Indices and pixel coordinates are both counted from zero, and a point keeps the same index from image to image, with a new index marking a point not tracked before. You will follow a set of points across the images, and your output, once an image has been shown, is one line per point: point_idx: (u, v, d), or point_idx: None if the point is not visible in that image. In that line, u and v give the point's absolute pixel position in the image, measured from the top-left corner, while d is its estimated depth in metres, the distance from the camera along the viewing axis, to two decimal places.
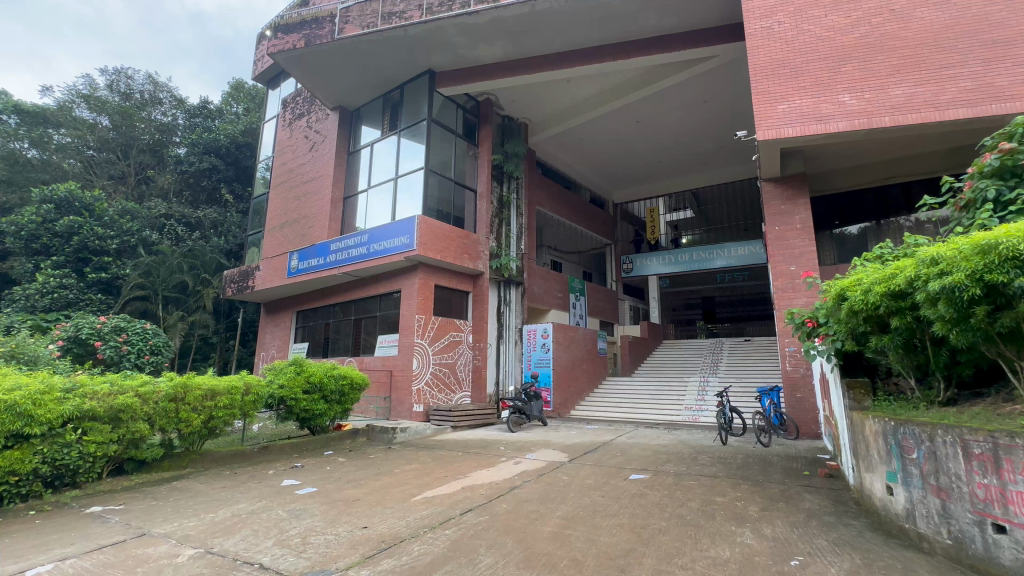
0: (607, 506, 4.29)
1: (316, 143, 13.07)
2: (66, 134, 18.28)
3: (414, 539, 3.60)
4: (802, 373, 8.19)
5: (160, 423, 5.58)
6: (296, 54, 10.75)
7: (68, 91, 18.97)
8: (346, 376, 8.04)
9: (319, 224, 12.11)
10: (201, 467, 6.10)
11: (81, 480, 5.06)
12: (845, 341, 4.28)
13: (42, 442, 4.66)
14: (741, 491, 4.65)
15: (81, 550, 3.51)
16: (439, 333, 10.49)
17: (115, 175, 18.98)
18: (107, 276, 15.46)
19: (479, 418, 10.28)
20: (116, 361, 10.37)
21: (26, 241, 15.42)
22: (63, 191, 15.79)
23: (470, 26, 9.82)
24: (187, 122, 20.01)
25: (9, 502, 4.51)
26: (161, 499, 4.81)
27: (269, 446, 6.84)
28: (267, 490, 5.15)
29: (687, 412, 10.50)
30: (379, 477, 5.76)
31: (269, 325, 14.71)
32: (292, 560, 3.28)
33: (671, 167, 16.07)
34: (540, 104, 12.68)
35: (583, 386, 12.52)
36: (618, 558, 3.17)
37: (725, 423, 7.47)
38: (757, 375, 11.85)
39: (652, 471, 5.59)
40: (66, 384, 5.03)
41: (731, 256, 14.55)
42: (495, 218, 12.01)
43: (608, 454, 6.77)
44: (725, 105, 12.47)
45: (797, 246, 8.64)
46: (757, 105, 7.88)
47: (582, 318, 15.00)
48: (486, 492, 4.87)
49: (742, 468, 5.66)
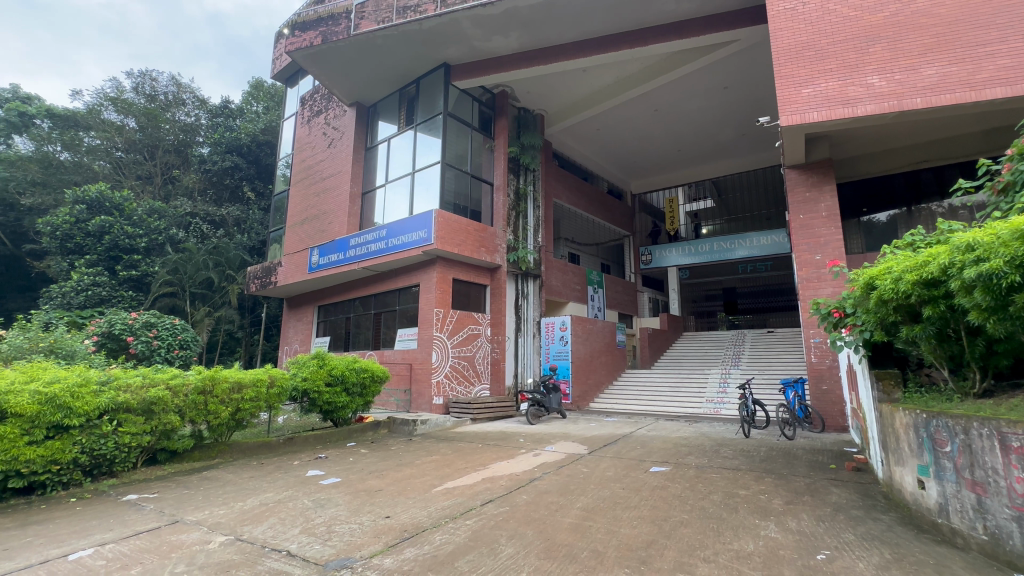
0: (628, 498, 4.28)
1: (334, 140, 13.21)
2: (95, 136, 18.80)
3: (436, 529, 3.65)
4: (828, 365, 7.98)
5: (190, 415, 5.78)
6: (313, 51, 10.89)
7: (96, 94, 19.44)
8: (366, 369, 8.17)
9: (338, 220, 12.27)
10: (229, 458, 6.29)
11: (117, 470, 5.27)
12: (874, 331, 4.14)
13: (80, 433, 4.85)
14: (765, 484, 4.56)
15: (120, 535, 3.66)
16: (458, 326, 10.56)
17: (143, 175, 19.48)
18: (137, 274, 15.96)
19: (499, 410, 10.35)
20: (148, 356, 10.78)
21: (61, 240, 15.94)
22: (94, 191, 16.30)
23: (484, 18, 9.76)
24: (209, 122, 20.49)
25: (52, 490, 4.72)
26: (193, 488, 4.99)
27: (295, 438, 7.04)
28: (292, 480, 5.29)
29: (709, 405, 10.38)
30: (401, 468, 5.85)
31: (292, 320, 15.03)
32: (318, 548, 3.36)
33: (691, 156, 15.74)
34: (556, 94, 12.56)
35: (602, 378, 12.47)
36: (639, 549, 3.16)
37: (747, 416, 7.35)
38: (781, 367, 11.62)
39: (674, 464, 5.55)
40: (102, 377, 5.23)
41: (753, 246, 14.30)
42: (511, 210, 11.95)
43: (628, 446, 6.72)
44: (746, 90, 12.14)
45: (822, 234, 8.40)
46: (780, 90, 7.67)
47: (600, 311, 14.88)
48: (506, 483, 4.90)
49: (766, 462, 5.54)
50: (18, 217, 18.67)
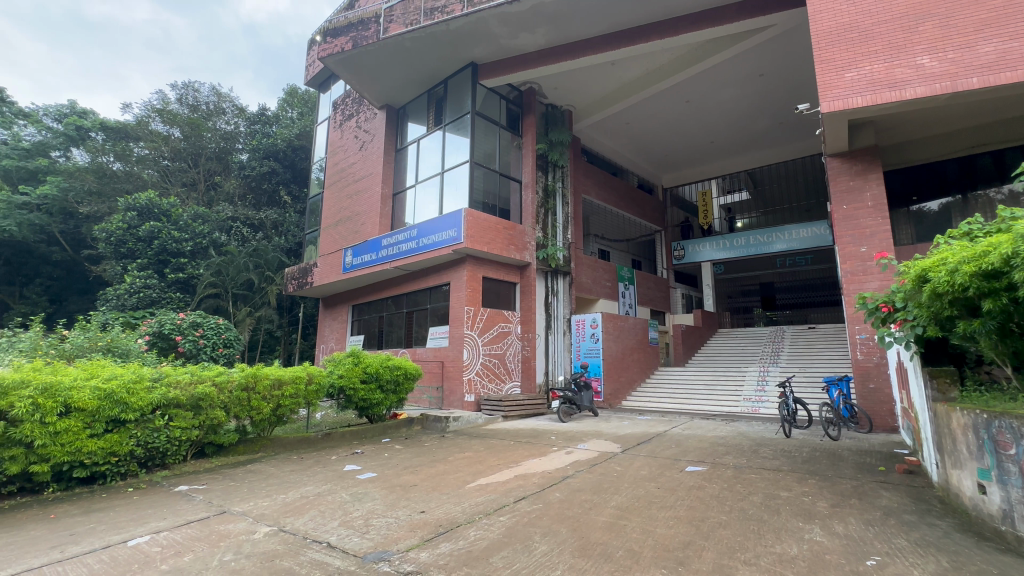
0: (664, 498, 4.20)
1: (366, 142, 13.51)
2: (144, 146, 19.78)
3: (469, 525, 3.69)
4: (876, 362, 7.60)
5: (235, 411, 6.04)
6: (345, 56, 11.15)
7: (145, 107, 20.48)
8: (400, 367, 8.32)
9: (370, 221, 12.53)
10: (272, 452, 6.54)
11: (169, 462, 5.56)
12: (927, 326, 3.90)
13: (136, 427, 5.15)
14: (808, 486, 4.40)
15: (172, 524, 3.86)
16: (488, 324, 10.62)
17: (188, 182, 20.41)
18: (184, 276, 16.72)
19: (530, 407, 10.35)
20: (195, 354, 11.33)
21: (116, 245, 16.93)
22: (144, 199, 17.24)
23: (510, 15, 9.74)
24: (247, 129, 21.44)
25: (111, 479, 5.02)
26: (238, 480, 5.22)
27: (332, 434, 7.25)
28: (329, 474, 5.44)
29: (746, 404, 10.06)
30: (434, 464, 5.94)
31: (328, 318, 15.47)
32: (357, 541, 3.44)
33: (726, 147, 15.28)
34: (584, 88, 12.42)
35: (634, 375, 12.28)
36: (675, 550, 3.10)
37: (788, 415, 7.08)
38: (824, 364, 11.14)
39: (710, 463, 5.40)
40: (154, 374, 5.51)
41: (792, 238, 13.87)
42: (540, 208, 11.91)
43: (661, 445, 6.59)
44: (783, 77, 11.68)
45: (868, 225, 8.00)
46: (820, 75, 7.35)
47: (632, 308, 14.66)
48: (539, 480, 4.91)
49: (808, 463, 5.32)
50: (77, 225, 19.90)
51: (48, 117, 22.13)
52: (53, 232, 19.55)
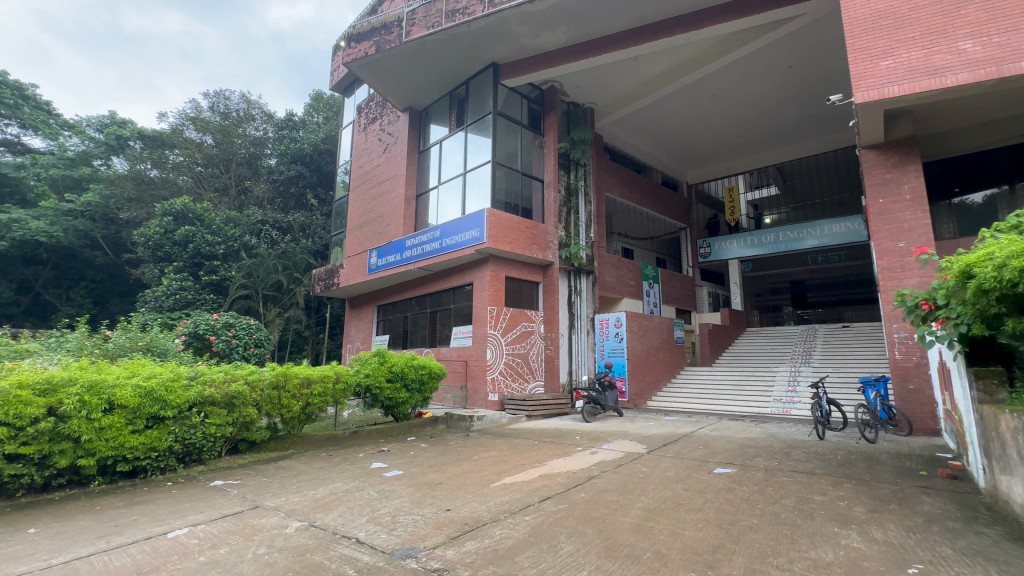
0: (692, 500, 4.12)
1: (389, 145, 13.71)
2: (179, 154, 20.50)
3: (495, 523, 3.70)
4: (916, 362, 7.28)
5: (266, 408, 6.22)
6: (369, 60, 11.34)
7: (179, 115, 21.27)
8: (424, 366, 8.41)
9: (395, 222, 12.72)
10: (301, 449, 6.71)
11: (205, 457, 5.77)
12: (973, 325, 3.71)
13: (174, 424, 5.36)
14: (844, 490, 4.25)
15: (209, 517, 4.00)
16: (511, 323, 10.64)
17: (220, 188, 21.08)
18: (217, 278, 17.29)
19: (554, 407, 10.33)
20: (228, 353, 11.71)
21: (153, 249, 17.63)
22: (179, 204, 17.90)
23: (531, 15, 9.72)
24: (276, 135, 21.96)
25: (152, 474, 5.24)
26: (270, 476, 5.37)
27: (359, 432, 7.38)
28: (357, 471, 5.56)
29: (777, 405, 9.79)
30: (460, 462, 5.99)
31: (354, 319, 15.77)
32: (385, 537, 3.50)
33: (753, 141, 14.89)
34: (607, 85, 12.30)
35: (659, 375, 12.10)
36: (704, 553, 3.04)
37: (821, 417, 6.84)
38: (859, 364, 10.74)
39: (740, 466, 5.28)
40: (191, 372, 5.73)
41: (824, 234, 13.45)
42: (563, 207, 11.85)
43: (688, 446, 6.49)
44: (813, 68, 11.32)
45: (906, 219, 7.67)
46: (853, 64, 7.10)
47: (656, 307, 14.45)
48: (564, 480, 4.89)
49: (844, 466, 5.15)
50: (117, 230, 20.82)
51: (91, 128, 23.27)
52: (96, 237, 20.52)
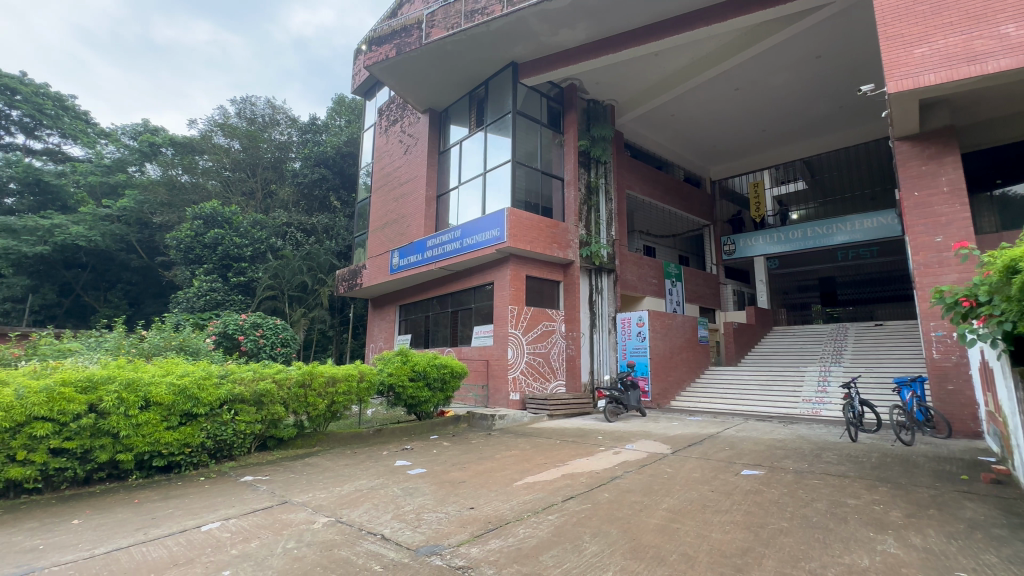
0: (719, 502, 4.04)
1: (410, 146, 13.86)
2: (208, 159, 21.12)
3: (518, 522, 3.70)
4: (955, 362, 6.99)
5: (293, 406, 6.35)
6: (389, 63, 11.48)
7: (208, 122, 21.93)
8: (446, 365, 8.46)
9: (416, 223, 12.86)
10: (327, 446, 6.84)
11: (235, 454, 5.93)
12: (1018, 322, 3.52)
13: (206, 421, 5.52)
14: (879, 494, 4.10)
15: (240, 512, 4.11)
16: (532, 323, 10.64)
17: (247, 191, 21.64)
18: (245, 280, 17.76)
19: (576, 407, 10.27)
20: (256, 352, 12.03)
21: (185, 252, 18.24)
22: (209, 208, 18.48)
23: (550, 13, 9.68)
24: (300, 139, 22.45)
25: (186, 469, 5.41)
26: (297, 472, 5.49)
27: (383, 430, 7.48)
28: (381, 469, 5.63)
29: (806, 405, 9.52)
30: (482, 461, 6.01)
31: (377, 318, 16.01)
32: (409, 534, 3.53)
33: (779, 135, 14.50)
34: (627, 82, 12.15)
35: (683, 375, 11.90)
36: (732, 556, 2.98)
37: (854, 418, 6.62)
38: (894, 364, 10.36)
39: (768, 467, 5.15)
40: (221, 371, 5.90)
41: (855, 230, 13.03)
42: (583, 205, 11.78)
43: (714, 447, 6.36)
44: (842, 58, 10.96)
45: (943, 213, 7.36)
46: (886, 53, 6.86)
47: (679, 305, 14.22)
48: (587, 480, 4.86)
49: (878, 469, 4.97)
50: (151, 233, 21.61)
51: (126, 136, 24.19)
52: (131, 241, 21.34)
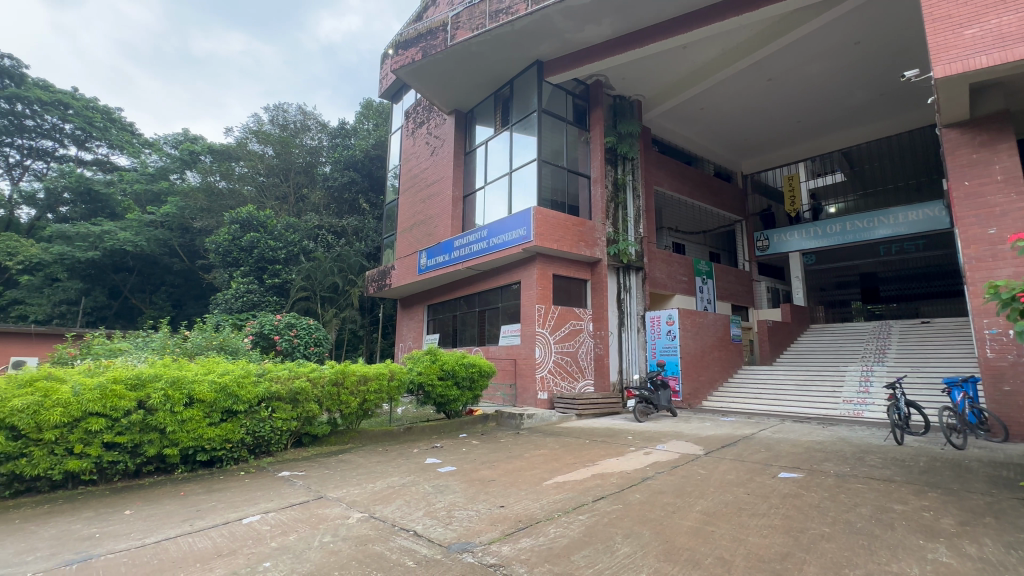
0: (756, 505, 3.93)
1: (436, 148, 14.02)
2: (244, 166, 21.91)
3: (549, 521, 3.69)
4: (1011, 362, 6.58)
5: (327, 404, 6.51)
6: (415, 66, 11.65)
7: (244, 129, 22.76)
8: (475, 364, 8.52)
9: (443, 224, 13.00)
10: (360, 443, 7.00)
11: (273, 449, 6.13)
12: None
13: (245, 417, 5.74)
14: (928, 501, 3.90)
15: (279, 506, 4.25)
16: (560, 322, 10.60)
17: (280, 196, 22.29)
18: (279, 281, 18.33)
19: (605, 406, 10.18)
20: (290, 351, 12.41)
21: (224, 255, 18.99)
22: (245, 212, 19.15)
23: (575, 9, 9.59)
24: (330, 143, 23.01)
25: (227, 463, 5.63)
26: (331, 468, 5.63)
27: (413, 428, 7.61)
28: (412, 466, 5.72)
29: (847, 406, 9.15)
30: (512, 460, 6.02)
31: (406, 318, 16.27)
32: (441, 531, 3.58)
33: (816, 125, 13.95)
34: (655, 76, 11.95)
35: (715, 374, 11.63)
36: (771, 561, 2.89)
37: (900, 420, 6.32)
38: (942, 363, 9.84)
39: (807, 470, 4.97)
40: (259, 369, 6.10)
41: (898, 223, 12.44)
42: (610, 202, 11.66)
43: (750, 449, 6.19)
44: (883, 43, 10.47)
45: (997, 203, 6.95)
46: (932, 35, 6.52)
47: (710, 303, 13.89)
48: (617, 481, 4.80)
49: (927, 474, 4.73)
50: (192, 238, 22.59)
51: (168, 145, 25.37)
52: (173, 245, 22.35)
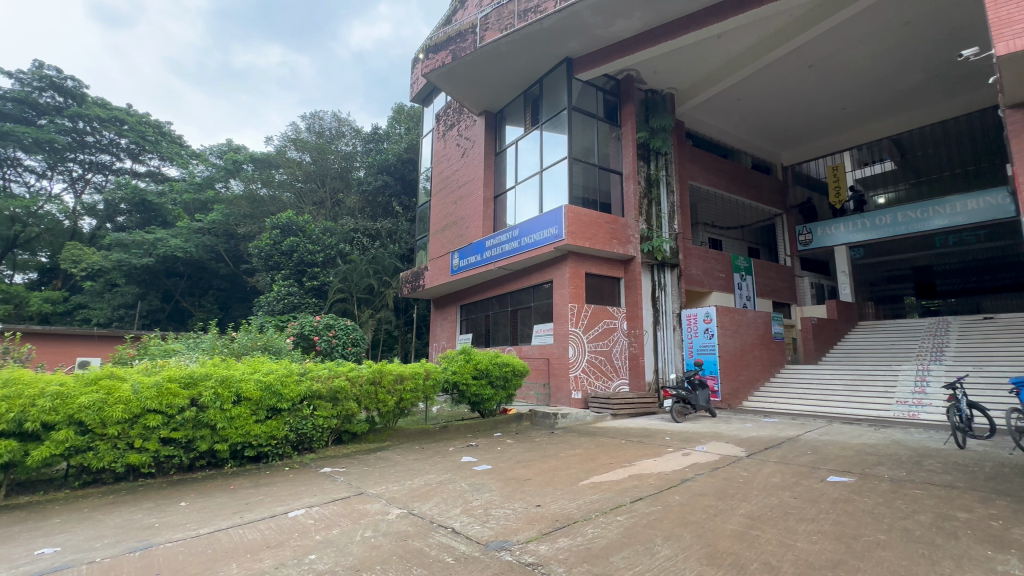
0: (803, 509, 3.77)
1: (467, 149, 14.15)
2: (283, 173, 22.73)
3: (587, 521, 3.66)
4: None
5: (365, 402, 6.67)
6: (445, 69, 11.81)
7: (283, 138, 23.64)
8: (508, 363, 8.56)
9: (475, 224, 13.11)
10: (397, 440, 7.15)
11: (315, 446, 6.34)
12: None
13: (289, 415, 5.97)
14: (997, 509, 3.63)
15: (321, 500, 4.39)
16: (593, 320, 10.50)
17: (317, 201, 22.73)
18: (318, 283, 18.92)
19: (641, 406, 10.01)
20: (329, 351, 12.77)
21: (266, 259, 19.76)
22: (285, 218, 19.79)
23: (605, 3, 9.46)
24: (364, 148, 23.63)
25: (273, 459, 5.87)
26: (370, 465, 5.76)
27: (448, 426, 7.73)
28: (448, 464, 5.79)
29: (900, 407, 8.67)
30: (547, 459, 6.00)
31: (439, 318, 16.48)
32: (479, 528, 3.60)
33: (862, 112, 13.27)
34: (688, 68, 11.62)
35: (756, 374, 11.24)
36: (822, 568, 2.77)
37: (961, 423, 5.91)
38: (1008, 362, 9.17)
39: (859, 474, 4.73)
40: (301, 368, 6.31)
41: (956, 212, 11.69)
42: (643, 198, 11.46)
43: (795, 451, 5.95)
44: (936, 21, 9.84)
45: None
46: (993, 10, 6.17)
47: (750, 300, 13.43)
48: (656, 482, 4.69)
49: (993, 481, 4.40)
50: (236, 243, 23.60)
51: (213, 155, 26.61)
52: (219, 251, 23.45)
